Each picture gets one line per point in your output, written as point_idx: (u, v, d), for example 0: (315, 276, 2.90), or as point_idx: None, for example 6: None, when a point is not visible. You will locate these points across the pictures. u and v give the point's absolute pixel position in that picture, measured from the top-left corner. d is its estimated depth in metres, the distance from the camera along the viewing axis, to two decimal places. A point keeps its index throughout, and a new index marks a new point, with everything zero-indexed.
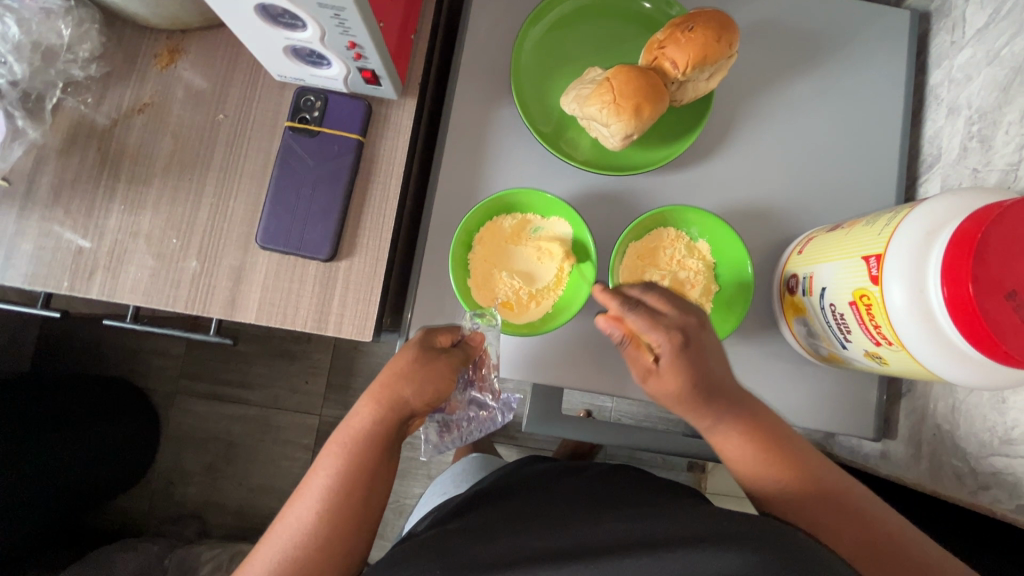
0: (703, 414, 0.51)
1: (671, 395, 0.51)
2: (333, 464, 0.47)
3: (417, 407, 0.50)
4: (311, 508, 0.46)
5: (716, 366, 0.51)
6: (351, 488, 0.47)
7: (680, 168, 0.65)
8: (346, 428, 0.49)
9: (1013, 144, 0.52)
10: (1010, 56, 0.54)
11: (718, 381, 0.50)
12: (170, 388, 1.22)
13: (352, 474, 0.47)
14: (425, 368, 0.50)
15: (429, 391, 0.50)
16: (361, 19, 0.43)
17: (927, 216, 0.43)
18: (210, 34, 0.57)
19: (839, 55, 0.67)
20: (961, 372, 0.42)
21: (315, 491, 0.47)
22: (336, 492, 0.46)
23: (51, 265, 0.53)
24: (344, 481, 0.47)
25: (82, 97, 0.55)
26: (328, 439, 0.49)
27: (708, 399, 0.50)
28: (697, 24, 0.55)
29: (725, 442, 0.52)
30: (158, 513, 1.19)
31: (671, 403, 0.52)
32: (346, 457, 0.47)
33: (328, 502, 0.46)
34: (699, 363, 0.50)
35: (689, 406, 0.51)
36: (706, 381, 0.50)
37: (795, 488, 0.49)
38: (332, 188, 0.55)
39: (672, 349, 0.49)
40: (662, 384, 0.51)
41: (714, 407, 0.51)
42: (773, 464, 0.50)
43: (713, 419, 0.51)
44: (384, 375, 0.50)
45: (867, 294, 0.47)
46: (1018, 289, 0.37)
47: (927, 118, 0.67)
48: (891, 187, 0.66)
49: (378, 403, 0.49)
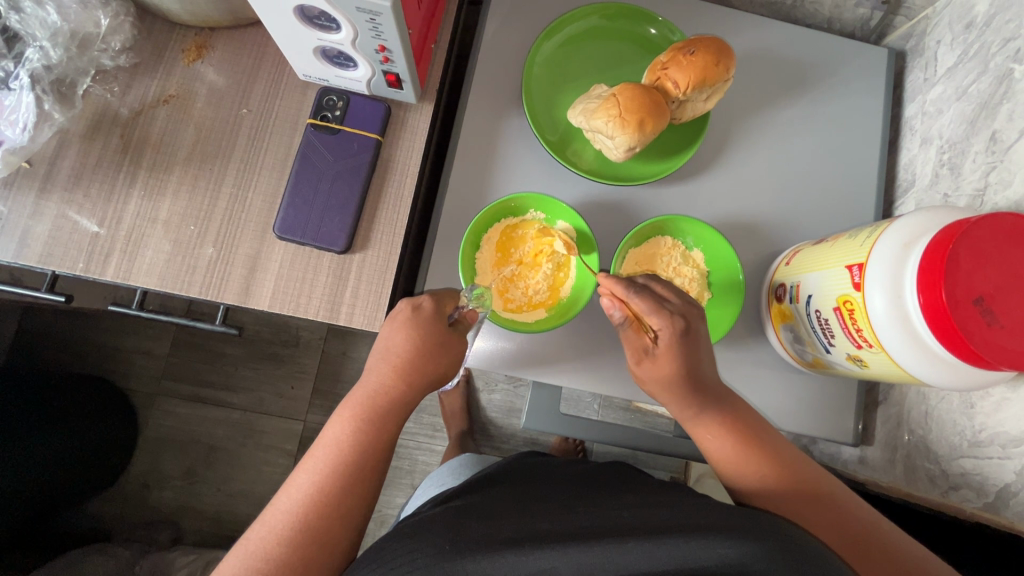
0: (687, 403, 0.54)
1: (658, 378, 0.54)
2: (351, 432, 0.51)
3: (433, 376, 0.54)
4: (323, 469, 0.49)
5: (704, 356, 0.55)
6: (363, 453, 0.50)
7: (677, 181, 0.69)
8: (359, 395, 0.53)
9: (980, 172, 0.57)
10: (977, 93, 0.60)
11: (704, 370, 0.54)
12: (153, 387, 1.21)
13: (365, 438, 0.51)
14: (441, 339, 0.54)
15: (446, 360, 0.54)
16: (394, 24, 0.45)
17: (904, 229, 0.47)
18: (237, 33, 0.59)
19: (824, 84, 0.73)
20: (934, 372, 0.46)
21: (327, 457, 0.50)
22: (348, 454, 0.50)
23: (67, 247, 0.54)
24: (358, 451, 0.50)
25: (109, 86, 0.57)
26: (342, 403, 0.53)
27: (694, 387, 0.54)
28: (698, 48, 0.60)
29: (702, 429, 0.55)
30: (131, 517, 1.16)
31: (657, 389, 0.55)
32: (360, 422, 0.51)
33: (343, 468, 0.49)
34: (690, 349, 0.53)
35: (673, 393, 0.54)
36: (695, 369, 0.54)
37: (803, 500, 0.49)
38: (350, 184, 0.57)
39: (671, 331, 0.53)
40: (655, 367, 0.54)
41: (698, 397, 0.54)
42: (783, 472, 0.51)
43: (697, 408, 0.54)
44: (401, 346, 0.53)
45: (850, 299, 0.51)
46: (984, 296, 0.41)
47: (902, 147, 0.72)
48: (869, 210, 0.71)
49: (398, 371, 0.53)
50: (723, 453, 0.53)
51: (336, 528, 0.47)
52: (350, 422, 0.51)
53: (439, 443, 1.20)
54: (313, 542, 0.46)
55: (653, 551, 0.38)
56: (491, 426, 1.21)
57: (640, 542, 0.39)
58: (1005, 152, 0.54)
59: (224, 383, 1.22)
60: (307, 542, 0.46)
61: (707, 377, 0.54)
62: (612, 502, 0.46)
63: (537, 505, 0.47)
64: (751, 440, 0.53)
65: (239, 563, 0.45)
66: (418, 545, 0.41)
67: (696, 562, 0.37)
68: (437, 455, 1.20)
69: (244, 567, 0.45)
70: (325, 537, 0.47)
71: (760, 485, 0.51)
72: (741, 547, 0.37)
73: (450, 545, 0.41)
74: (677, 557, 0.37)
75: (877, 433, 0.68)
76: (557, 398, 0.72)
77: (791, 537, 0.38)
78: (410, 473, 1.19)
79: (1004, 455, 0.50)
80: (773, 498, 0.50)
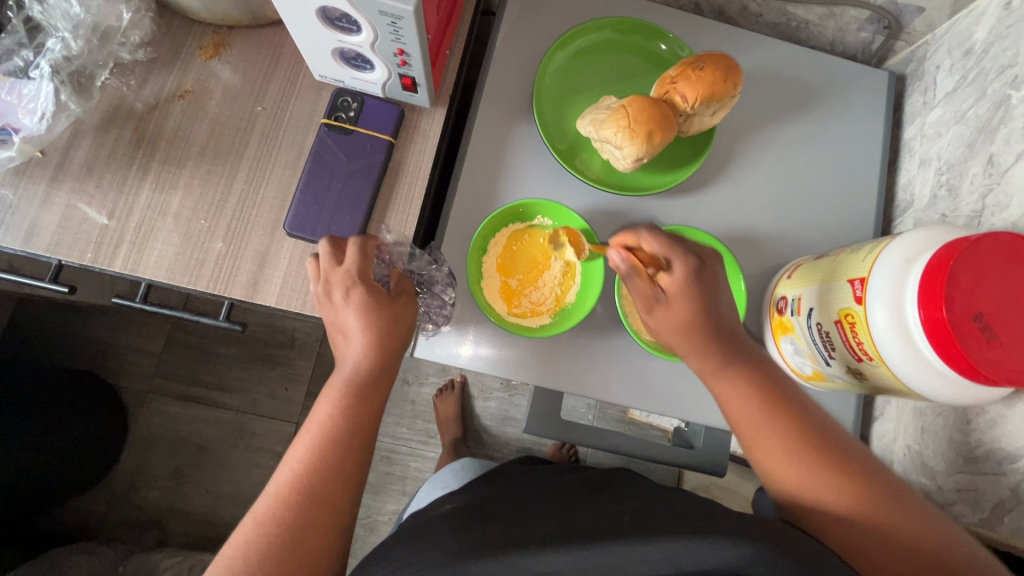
0: (710, 346, 0.53)
1: (680, 322, 0.54)
2: (334, 414, 0.48)
3: (395, 344, 0.52)
4: (314, 448, 0.47)
5: (719, 298, 0.56)
6: (351, 434, 0.48)
7: (683, 193, 0.70)
8: (340, 376, 0.50)
9: (977, 194, 0.59)
10: (975, 117, 0.62)
11: (718, 312, 0.55)
12: (146, 384, 1.19)
13: (351, 415, 0.48)
14: (388, 305, 0.52)
15: (399, 323, 0.52)
16: (415, 29, 0.46)
17: (906, 245, 0.48)
18: (256, 32, 0.60)
19: (827, 104, 0.74)
20: (934, 387, 0.47)
21: (317, 432, 0.48)
22: (337, 433, 0.48)
23: (75, 237, 0.54)
24: (347, 424, 0.48)
25: (126, 79, 0.57)
26: (324, 386, 0.50)
27: (712, 329, 0.54)
28: (706, 64, 0.61)
29: (728, 382, 0.52)
30: (117, 516, 1.15)
31: (678, 336, 0.55)
32: (348, 402, 0.49)
33: (332, 449, 0.47)
34: (706, 286, 0.55)
35: (696, 335, 0.54)
36: (711, 308, 0.55)
37: (847, 482, 0.46)
38: (361, 184, 0.58)
39: (691, 270, 0.54)
40: (670, 313, 0.55)
41: (719, 342, 0.53)
42: (825, 453, 0.47)
43: (721, 356, 0.53)
44: (359, 321, 0.50)
45: (852, 313, 0.52)
46: (984, 312, 0.42)
47: (901, 167, 0.74)
48: (869, 228, 0.73)
49: (368, 347, 0.50)
50: (754, 412, 0.50)
51: (327, 514, 0.45)
52: (334, 397, 0.49)
53: (432, 449, 1.20)
54: (319, 507, 0.45)
55: (647, 552, 0.38)
56: (485, 434, 1.21)
57: (637, 540, 0.39)
58: (1002, 175, 0.56)
59: (218, 383, 1.21)
60: (312, 510, 0.45)
61: (722, 326, 0.54)
62: (613, 505, 0.46)
63: (537, 508, 0.47)
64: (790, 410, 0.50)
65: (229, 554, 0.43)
66: (418, 550, 0.42)
67: (690, 564, 0.36)
68: (430, 462, 1.19)
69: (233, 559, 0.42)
70: (312, 524, 0.44)
71: (792, 454, 0.48)
72: (738, 547, 0.36)
73: (451, 551, 0.41)
74: (672, 558, 0.37)
75: (873, 448, 0.69)
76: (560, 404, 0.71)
77: (793, 540, 0.37)
78: (402, 480, 1.18)
79: (999, 471, 0.51)
80: (813, 472, 0.47)
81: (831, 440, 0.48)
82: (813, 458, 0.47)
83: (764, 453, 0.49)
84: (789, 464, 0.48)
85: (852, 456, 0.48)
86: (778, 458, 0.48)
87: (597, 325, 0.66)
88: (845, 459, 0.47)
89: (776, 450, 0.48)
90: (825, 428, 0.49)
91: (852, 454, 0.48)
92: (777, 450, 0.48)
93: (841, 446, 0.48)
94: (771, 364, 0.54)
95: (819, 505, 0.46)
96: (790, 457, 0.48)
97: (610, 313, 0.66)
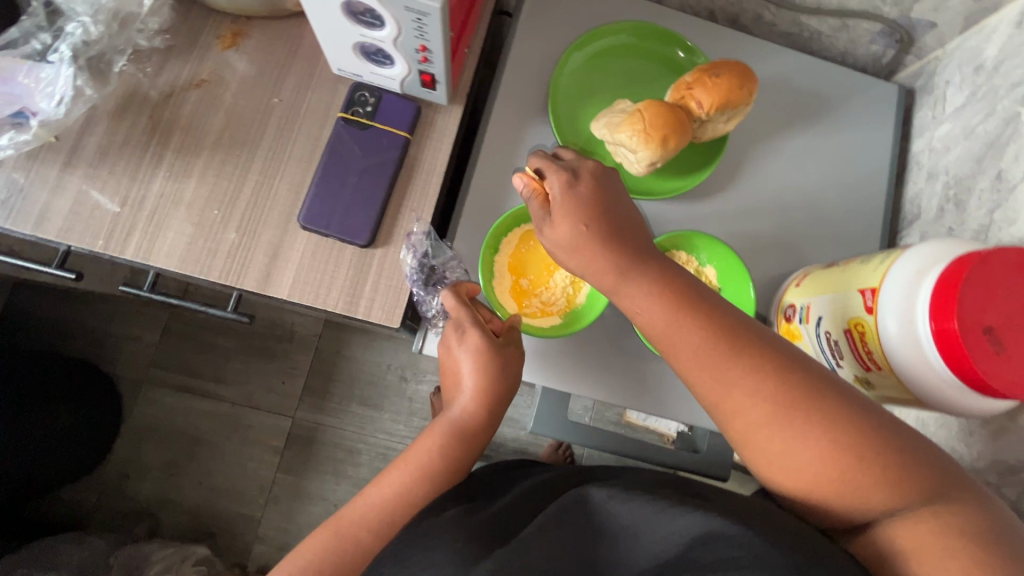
0: (608, 259, 0.48)
1: (569, 235, 0.49)
2: (436, 451, 0.56)
3: (495, 398, 0.57)
4: (412, 476, 0.54)
5: (611, 206, 0.50)
6: (445, 470, 0.55)
7: (693, 199, 0.71)
8: (447, 418, 0.57)
9: (985, 209, 0.60)
10: (984, 133, 0.63)
11: (613, 220, 0.49)
12: (144, 373, 1.19)
13: (449, 457, 0.56)
14: (494, 362, 0.56)
15: (499, 377, 0.57)
16: (440, 26, 0.46)
17: (918, 256, 0.49)
18: (274, 23, 0.60)
19: (838, 115, 0.75)
20: (941, 397, 0.47)
21: (418, 461, 0.55)
22: (436, 469, 0.55)
23: (87, 223, 0.53)
24: (443, 463, 0.55)
25: (142, 66, 0.57)
26: (432, 422, 0.58)
27: (608, 240, 0.49)
28: (722, 72, 0.62)
29: (634, 294, 0.48)
30: (110, 505, 1.14)
31: (573, 252, 0.50)
32: (448, 442, 0.56)
33: (428, 478, 0.55)
34: (587, 195, 0.50)
35: (589, 250, 0.49)
36: (605, 218, 0.49)
37: (768, 389, 0.42)
38: (377, 179, 0.58)
39: (561, 181, 0.51)
40: (557, 232, 0.50)
41: (616, 252, 0.48)
42: (740, 360, 0.43)
43: (621, 267, 0.48)
44: (466, 369, 0.57)
45: (861, 322, 0.52)
46: (993, 325, 0.43)
47: (908, 180, 0.75)
48: (875, 239, 0.73)
49: (475, 402, 0.57)
50: (663, 324, 0.46)
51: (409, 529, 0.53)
52: (439, 437, 0.56)
53: None
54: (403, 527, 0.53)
55: None
56: None
57: (615, 503, 0.42)
58: (1010, 191, 0.57)
59: (216, 374, 1.21)
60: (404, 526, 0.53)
61: (623, 230, 0.50)
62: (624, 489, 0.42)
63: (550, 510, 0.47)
64: (701, 317, 0.45)
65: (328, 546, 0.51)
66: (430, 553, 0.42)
67: None
68: None
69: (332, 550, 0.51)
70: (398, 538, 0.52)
71: (703, 366, 0.44)
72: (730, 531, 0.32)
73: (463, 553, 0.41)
74: None
75: None
76: (566, 405, 0.71)
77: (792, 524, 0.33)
78: None
79: (999, 482, 0.52)
80: (728, 383, 0.43)
81: (752, 343, 0.44)
82: (726, 367, 0.43)
83: (679, 364, 0.46)
84: (704, 376, 0.44)
85: (778, 361, 0.43)
86: (693, 369, 0.45)
87: (606, 327, 0.66)
88: (771, 362, 0.43)
89: (688, 362, 0.45)
90: (744, 330, 0.45)
91: (780, 358, 0.43)
92: (689, 362, 0.45)
93: (763, 351, 0.43)
94: (684, 271, 0.49)
95: (739, 412, 0.43)
96: (702, 367, 0.44)
97: (619, 315, 0.66)
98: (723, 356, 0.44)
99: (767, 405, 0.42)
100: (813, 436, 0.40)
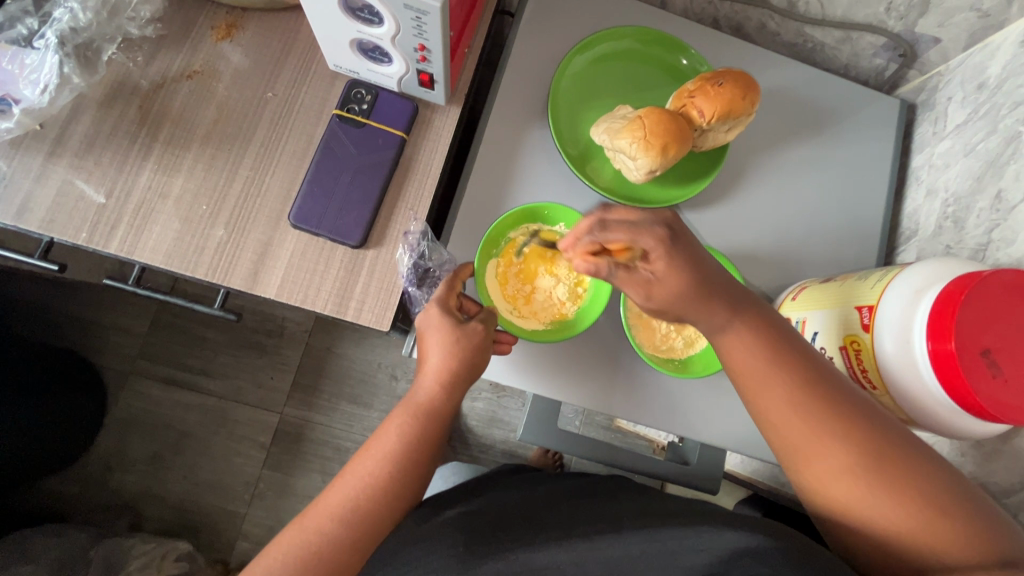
0: (713, 309, 0.45)
1: (678, 296, 0.45)
2: (401, 435, 0.51)
3: (468, 378, 0.55)
4: (382, 462, 0.50)
5: (702, 252, 0.46)
6: (416, 453, 0.51)
7: (691, 208, 0.70)
8: (412, 401, 0.53)
9: (983, 228, 0.59)
10: (984, 151, 0.62)
11: (709, 268, 0.45)
12: (130, 366, 1.17)
13: (418, 439, 0.51)
14: (466, 342, 0.54)
15: (473, 357, 0.54)
16: (439, 25, 0.45)
17: (917, 275, 0.48)
18: (270, 15, 0.59)
19: (839, 127, 0.75)
20: (936, 418, 0.47)
21: (387, 447, 0.51)
22: (406, 453, 0.51)
23: (70, 214, 0.52)
24: (414, 446, 0.51)
25: (133, 55, 0.56)
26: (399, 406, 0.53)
27: (708, 291, 0.45)
28: (726, 80, 0.61)
29: (728, 340, 0.46)
30: (91, 499, 1.12)
31: (681, 309, 0.46)
32: (416, 421, 0.52)
33: (399, 463, 0.50)
34: (688, 249, 0.44)
35: (695, 305, 0.45)
36: (704, 269, 0.45)
37: (860, 447, 0.41)
38: (371, 179, 0.56)
39: (661, 246, 0.43)
40: (663, 291, 0.45)
41: (713, 302, 0.45)
42: (837, 417, 0.42)
43: (721, 314, 0.45)
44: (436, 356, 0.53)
45: (858, 340, 0.52)
46: (991, 348, 0.43)
47: (907, 195, 0.75)
48: (872, 254, 0.73)
49: (443, 382, 0.53)
50: (758, 373, 0.44)
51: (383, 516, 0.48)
52: (402, 418, 0.52)
53: None
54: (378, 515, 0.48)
55: None
56: (471, 435, 1.20)
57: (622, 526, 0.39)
58: (1008, 211, 0.56)
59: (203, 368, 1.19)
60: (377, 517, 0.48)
61: (721, 279, 0.46)
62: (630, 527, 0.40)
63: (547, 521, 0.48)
64: (794, 369, 0.44)
65: (292, 542, 0.46)
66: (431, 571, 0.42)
67: None
68: None
69: (297, 544, 0.46)
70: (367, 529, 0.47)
71: (794, 418, 0.43)
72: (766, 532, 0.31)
73: None
74: None
75: None
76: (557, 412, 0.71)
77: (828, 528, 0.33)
78: None
79: None
80: (823, 437, 0.42)
81: (861, 409, 0.43)
82: (824, 422, 0.42)
83: (768, 415, 0.44)
84: (797, 427, 0.43)
85: (873, 420, 0.42)
86: (785, 421, 0.43)
87: (600, 336, 0.65)
88: (860, 416, 0.42)
89: (782, 414, 0.43)
90: (847, 393, 0.43)
91: (870, 417, 0.42)
92: (781, 414, 0.43)
93: (858, 409, 0.43)
94: (777, 317, 0.47)
95: (823, 464, 0.42)
96: (797, 419, 0.43)
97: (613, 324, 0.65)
98: (821, 412, 0.42)
99: (863, 463, 0.41)
100: (908, 493, 0.40)
